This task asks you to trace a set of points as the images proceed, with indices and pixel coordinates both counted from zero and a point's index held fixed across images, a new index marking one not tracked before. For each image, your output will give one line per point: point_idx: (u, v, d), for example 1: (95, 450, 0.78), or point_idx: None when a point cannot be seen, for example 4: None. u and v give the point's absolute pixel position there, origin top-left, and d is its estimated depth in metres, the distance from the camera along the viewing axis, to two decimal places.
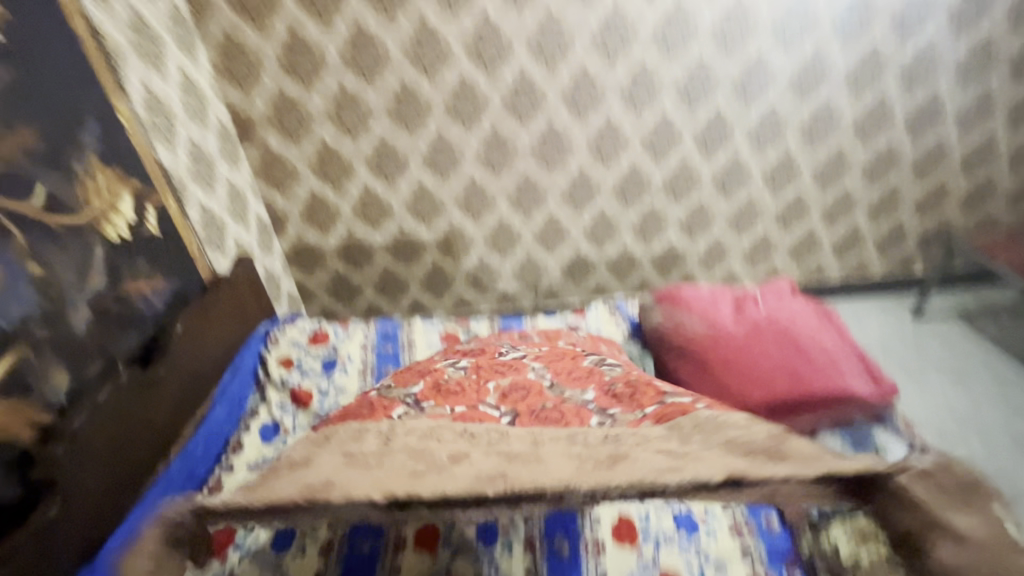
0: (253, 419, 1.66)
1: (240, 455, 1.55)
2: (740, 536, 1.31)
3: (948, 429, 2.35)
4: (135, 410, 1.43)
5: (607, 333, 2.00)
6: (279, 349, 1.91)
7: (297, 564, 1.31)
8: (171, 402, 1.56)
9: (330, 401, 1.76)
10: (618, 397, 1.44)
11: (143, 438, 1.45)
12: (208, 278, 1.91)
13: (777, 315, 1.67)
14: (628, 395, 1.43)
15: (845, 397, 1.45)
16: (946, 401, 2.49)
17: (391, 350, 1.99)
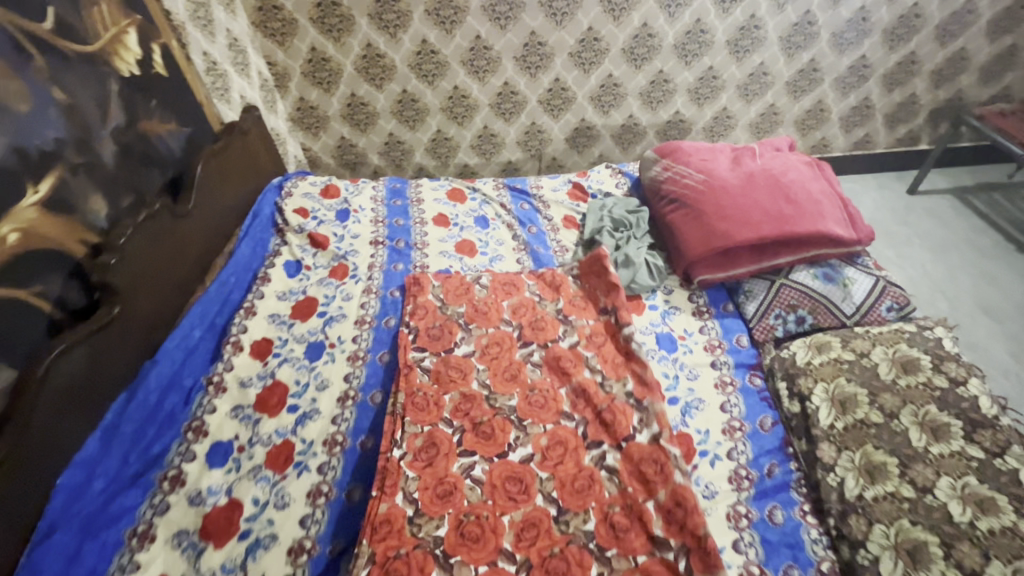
0: (276, 258, 1.81)
1: (268, 285, 1.71)
2: (713, 353, 1.51)
3: (920, 294, 2.50)
4: (173, 234, 1.57)
5: (607, 191, 2.08)
6: (294, 200, 2.01)
7: (330, 369, 1.53)
8: (201, 234, 1.69)
9: (346, 245, 1.90)
10: (615, 529, 1.17)
11: (181, 262, 1.60)
12: (217, 128, 1.96)
13: (772, 166, 1.74)
14: (623, 526, 1.17)
15: (824, 237, 1.56)
16: (923, 270, 2.61)
17: (400, 204, 2.09)
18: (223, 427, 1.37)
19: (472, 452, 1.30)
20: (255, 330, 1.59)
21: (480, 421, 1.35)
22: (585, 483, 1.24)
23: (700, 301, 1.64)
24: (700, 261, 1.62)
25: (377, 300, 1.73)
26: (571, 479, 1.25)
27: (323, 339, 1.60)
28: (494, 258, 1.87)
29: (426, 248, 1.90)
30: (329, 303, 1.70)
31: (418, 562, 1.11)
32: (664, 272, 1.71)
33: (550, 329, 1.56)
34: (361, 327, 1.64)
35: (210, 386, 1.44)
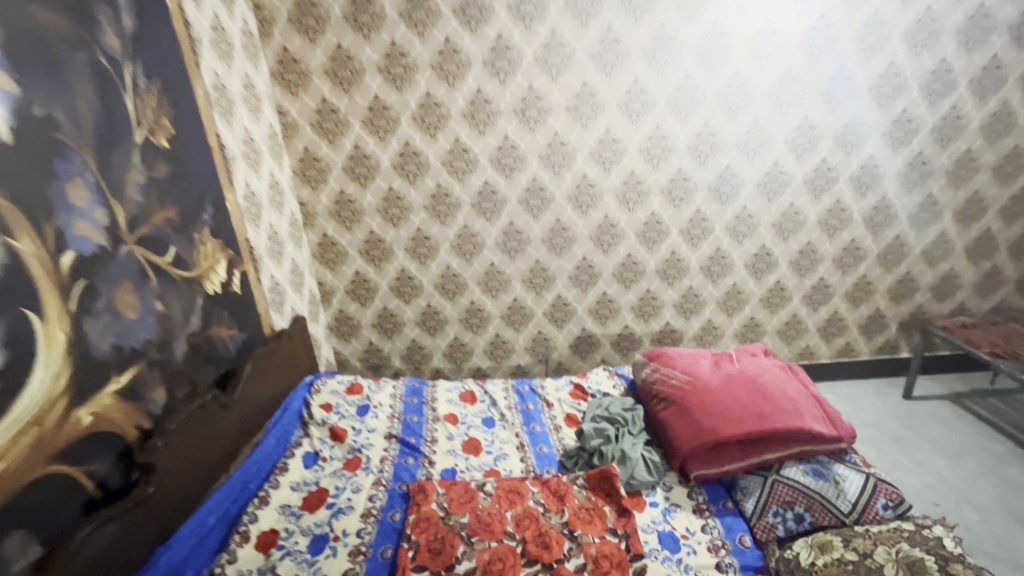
0: (297, 450, 1.94)
1: (285, 476, 1.82)
2: (717, 552, 1.49)
3: (942, 500, 2.42)
4: (212, 425, 1.75)
5: (605, 389, 2.28)
6: (322, 396, 2.25)
7: (331, 563, 1.53)
8: (235, 424, 1.86)
9: (362, 438, 2.04)
10: None
11: (213, 450, 1.74)
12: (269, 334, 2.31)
13: (748, 368, 1.95)
14: None
15: (804, 433, 1.67)
16: (939, 474, 2.57)
17: (416, 401, 2.29)
18: None
19: None
20: (264, 520, 1.65)
21: None
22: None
23: (699, 498, 1.68)
24: (693, 461, 1.71)
25: (386, 491, 1.79)
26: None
27: (327, 531, 1.63)
28: (498, 456, 1.98)
29: (436, 445, 2.03)
30: (339, 494, 1.77)
31: None
32: (661, 467, 1.78)
33: (556, 544, 1.56)
34: (366, 519, 1.68)
35: None
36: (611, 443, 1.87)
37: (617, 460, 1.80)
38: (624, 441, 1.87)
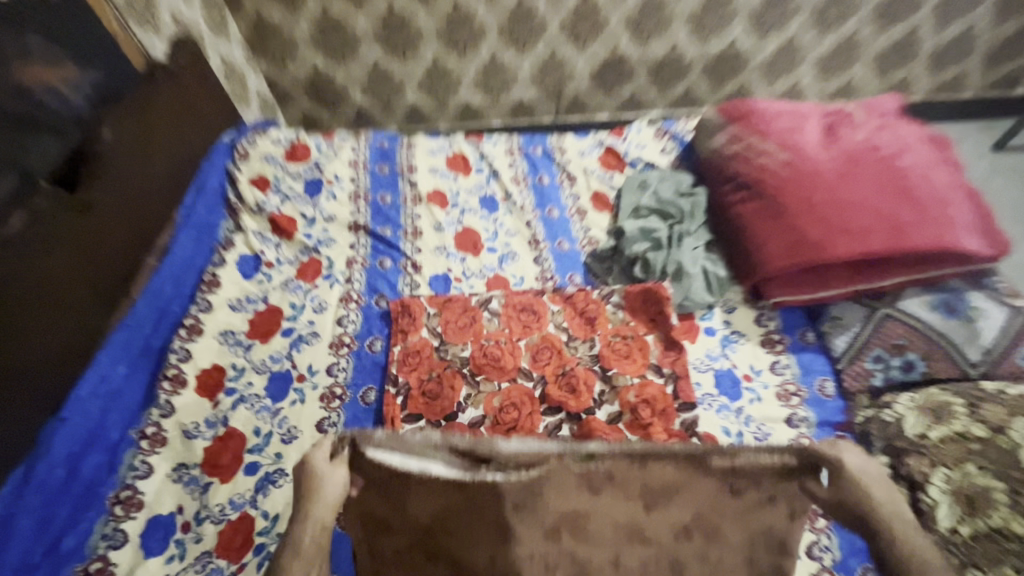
0: (228, 252, 1.40)
1: (218, 292, 1.33)
2: (787, 402, 1.18)
3: None
4: (71, 238, 1.14)
5: (650, 158, 1.64)
6: (251, 166, 1.58)
7: (300, 412, 1.20)
8: (115, 228, 1.25)
9: (318, 232, 1.49)
10: None
11: (88, 272, 1.17)
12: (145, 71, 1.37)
13: (881, 145, 1.30)
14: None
15: (950, 253, 1.16)
16: None
17: (387, 173, 1.65)
18: (163, 498, 1.09)
19: None
20: (202, 356, 1.25)
21: None
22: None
23: (771, 325, 1.28)
24: (776, 283, 1.24)
25: (359, 310, 1.36)
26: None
27: (289, 369, 1.26)
28: (505, 257, 1.48)
29: (419, 240, 1.51)
30: (297, 317, 1.33)
31: None
32: (725, 284, 1.33)
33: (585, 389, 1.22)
34: (338, 352, 1.29)
35: (143, 440, 1.12)
36: (663, 250, 1.36)
37: (670, 276, 1.32)
38: (682, 247, 1.35)
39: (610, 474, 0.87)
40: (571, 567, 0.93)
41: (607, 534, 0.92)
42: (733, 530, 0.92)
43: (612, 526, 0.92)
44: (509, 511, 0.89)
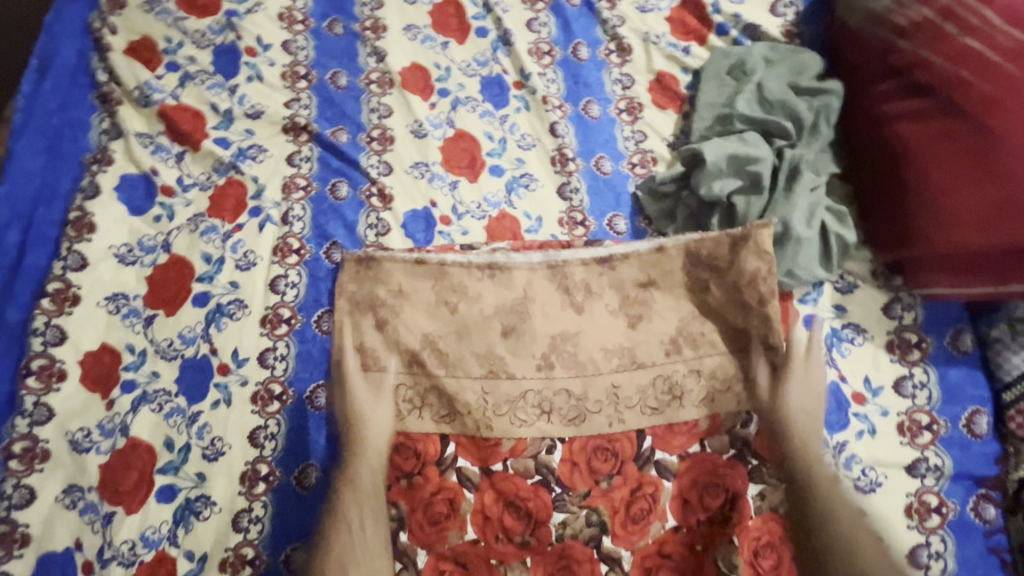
0: (105, 172, 0.96)
1: (95, 238, 0.92)
2: (913, 440, 0.82)
3: None
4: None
5: (750, 20, 1.04)
6: (130, 24, 1.04)
7: (225, 417, 0.88)
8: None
9: (236, 138, 1.00)
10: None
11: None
12: None
13: None
14: None
15: None
16: None
17: (341, 36, 1.08)
18: (53, 531, 0.82)
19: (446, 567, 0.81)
20: (84, 336, 0.89)
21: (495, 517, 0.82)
22: (644, 503, 0.82)
23: (906, 320, 0.86)
24: (942, 267, 0.80)
25: (303, 268, 0.94)
26: (622, 492, 0.82)
27: (208, 354, 0.90)
28: (515, 184, 1.00)
29: (390, 152, 1.02)
30: (214, 276, 0.93)
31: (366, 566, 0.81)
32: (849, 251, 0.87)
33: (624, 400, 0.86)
34: (275, 333, 0.91)
35: (14, 458, 0.83)
36: (760, 199, 0.87)
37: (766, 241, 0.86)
38: (793, 192, 0.86)
39: (586, 284, 0.92)
40: (563, 405, 0.87)
41: (598, 352, 0.88)
42: (716, 332, 0.88)
43: (604, 353, 0.88)
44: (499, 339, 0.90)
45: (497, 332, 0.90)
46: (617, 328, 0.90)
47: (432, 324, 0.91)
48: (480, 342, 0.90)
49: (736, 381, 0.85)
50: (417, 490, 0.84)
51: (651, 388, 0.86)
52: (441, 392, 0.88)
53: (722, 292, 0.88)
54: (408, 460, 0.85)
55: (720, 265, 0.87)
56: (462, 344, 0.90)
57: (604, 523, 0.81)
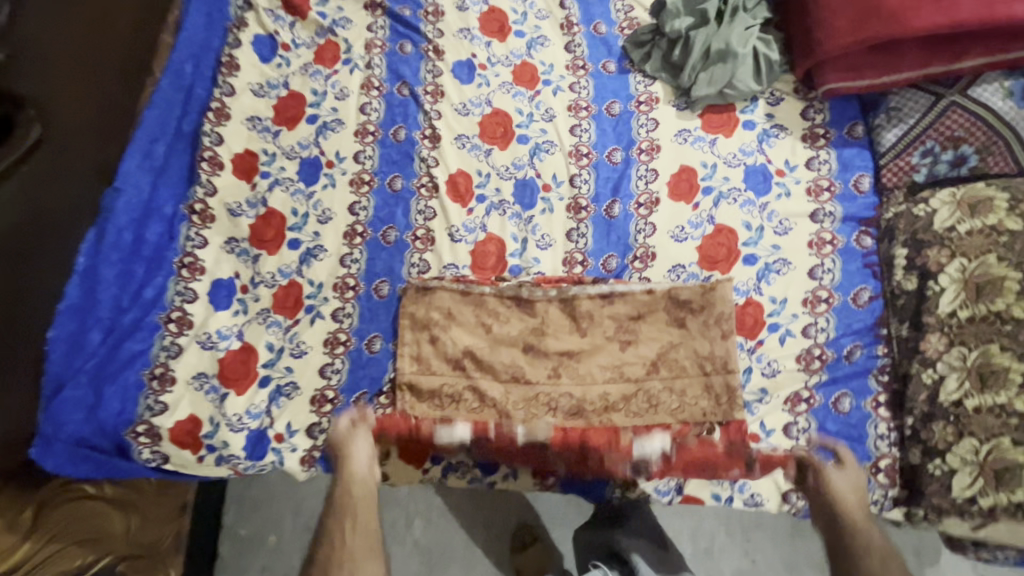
0: (242, 32, 1.34)
1: (237, 76, 1.30)
2: (817, 195, 1.16)
3: None
4: (78, 21, 1.07)
5: None
6: None
7: (331, 195, 1.26)
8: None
9: (332, 11, 1.37)
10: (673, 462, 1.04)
11: (109, 64, 1.15)
12: None
13: None
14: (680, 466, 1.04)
15: None
16: None
17: None
18: (221, 265, 1.22)
19: (448, 433, 1.09)
20: (234, 141, 1.28)
21: (499, 448, 1.08)
22: (617, 448, 1.05)
23: (818, 119, 1.19)
24: (831, 66, 1.13)
25: (383, 98, 1.31)
26: (602, 442, 1.06)
27: (318, 155, 1.28)
28: (534, 42, 1.35)
29: (442, 21, 1.37)
30: (320, 104, 1.31)
31: (391, 421, 1.11)
32: (777, 70, 1.21)
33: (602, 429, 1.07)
34: (364, 140, 1.28)
35: (194, 215, 1.22)
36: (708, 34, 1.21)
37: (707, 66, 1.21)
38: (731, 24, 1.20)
39: (590, 314, 1.15)
40: (565, 404, 1.09)
41: (597, 372, 1.11)
42: (688, 360, 1.10)
43: (601, 370, 1.11)
44: (522, 357, 1.14)
45: (522, 347, 1.14)
46: (615, 350, 1.13)
47: (456, 354, 1.15)
48: (506, 356, 1.14)
49: (702, 398, 1.08)
50: (431, 412, 1.12)
51: (634, 398, 1.09)
52: (473, 390, 1.12)
53: (697, 327, 1.12)
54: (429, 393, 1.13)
55: (695, 306, 1.12)
56: (494, 354, 1.14)
57: (589, 448, 1.06)
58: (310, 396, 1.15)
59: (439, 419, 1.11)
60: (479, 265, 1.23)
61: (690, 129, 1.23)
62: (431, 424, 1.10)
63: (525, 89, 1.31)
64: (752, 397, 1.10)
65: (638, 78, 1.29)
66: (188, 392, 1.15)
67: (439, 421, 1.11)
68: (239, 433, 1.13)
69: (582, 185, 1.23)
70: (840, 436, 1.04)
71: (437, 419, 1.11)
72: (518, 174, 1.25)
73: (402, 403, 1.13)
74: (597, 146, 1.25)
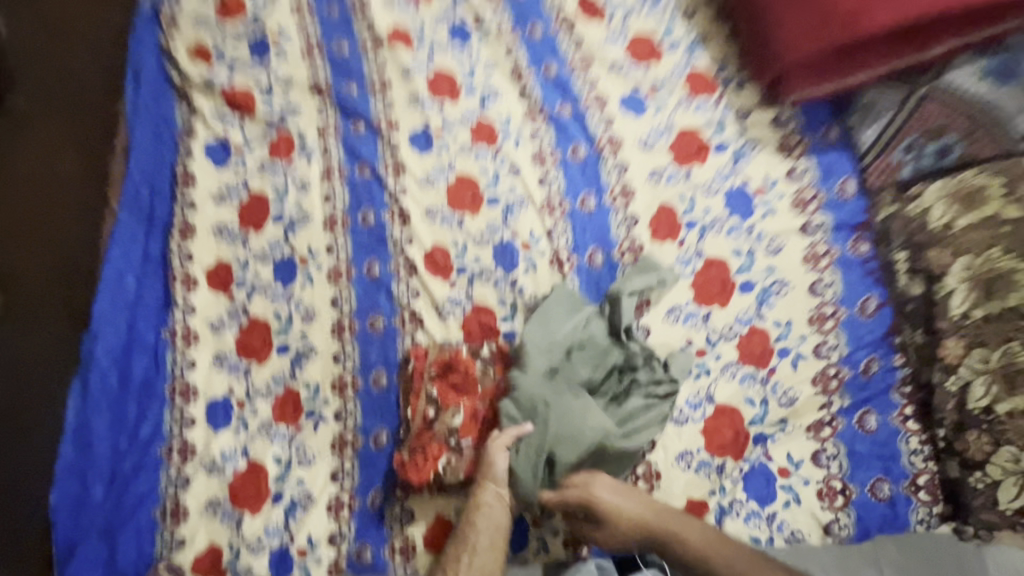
0: (192, 140, 1.30)
1: (196, 189, 1.27)
2: (803, 210, 1.11)
3: None
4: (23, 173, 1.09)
5: None
6: (183, 34, 1.36)
7: (311, 293, 1.23)
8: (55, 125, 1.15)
9: (278, 102, 1.34)
10: None
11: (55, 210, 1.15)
12: None
13: None
14: None
15: (1011, 3, 0.96)
16: None
17: (337, 12, 1.40)
18: (214, 384, 1.18)
19: (464, 407, 1.12)
20: (205, 255, 1.24)
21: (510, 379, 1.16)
22: None
23: (791, 126, 1.14)
24: (800, 77, 1.07)
25: (345, 183, 1.28)
26: None
27: (289, 254, 1.25)
28: (487, 97, 1.32)
29: (389, 93, 1.34)
30: (283, 199, 1.28)
31: (424, 350, 1.17)
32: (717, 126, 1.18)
33: None
34: (333, 231, 1.25)
35: (177, 339, 1.19)
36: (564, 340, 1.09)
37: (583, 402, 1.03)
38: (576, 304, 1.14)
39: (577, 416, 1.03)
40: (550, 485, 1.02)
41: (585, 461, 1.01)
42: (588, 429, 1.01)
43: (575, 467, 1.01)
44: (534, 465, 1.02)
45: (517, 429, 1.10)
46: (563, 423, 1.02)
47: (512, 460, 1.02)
48: None
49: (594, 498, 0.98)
50: (453, 375, 1.14)
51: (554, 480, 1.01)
52: (456, 452, 1.10)
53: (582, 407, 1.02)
54: (452, 358, 1.15)
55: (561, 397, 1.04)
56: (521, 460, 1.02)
57: None
58: (326, 503, 1.13)
59: (456, 379, 1.14)
60: (472, 336, 1.19)
61: (662, 168, 1.19)
62: (447, 384, 1.13)
63: (486, 147, 1.27)
64: (772, 429, 1.05)
65: (595, 118, 1.25)
66: (202, 523, 1.11)
67: (458, 385, 1.14)
68: (261, 554, 1.10)
69: (560, 238, 1.19)
70: (871, 457, 1.00)
71: (458, 392, 1.13)
72: (495, 237, 1.21)
73: (410, 350, 1.18)
74: (569, 194, 1.21)
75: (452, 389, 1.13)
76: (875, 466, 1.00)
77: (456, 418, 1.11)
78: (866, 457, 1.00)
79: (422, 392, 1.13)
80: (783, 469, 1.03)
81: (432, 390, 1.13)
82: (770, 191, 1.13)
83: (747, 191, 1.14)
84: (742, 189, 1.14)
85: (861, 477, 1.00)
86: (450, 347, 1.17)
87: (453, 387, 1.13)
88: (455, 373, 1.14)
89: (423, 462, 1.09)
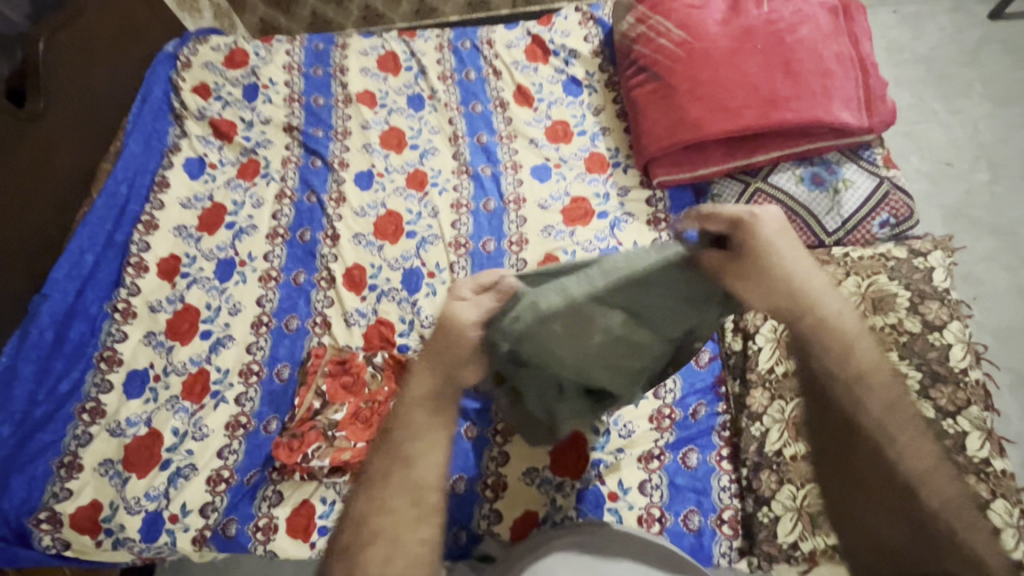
0: (176, 155, 1.57)
1: (168, 193, 1.51)
2: None
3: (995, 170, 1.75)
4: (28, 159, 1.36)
5: (572, 47, 1.67)
6: (192, 74, 1.68)
7: (242, 290, 1.42)
8: (64, 128, 1.44)
9: (256, 135, 1.61)
10: None
11: (44, 193, 1.40)
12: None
13: (779, 17, 1.28)
14: None
15: (820, 127, 1.23)
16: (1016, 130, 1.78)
17: (321, 74, 1.71)
18: (138, 356, 1.34)
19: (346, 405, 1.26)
20: (160, 248, 1.45)
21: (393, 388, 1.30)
22: None
23: (660, 206, 1.38)
24: (661, 163, 1.33)
25: (293, 205, 1.51)
26: None
27: (232, 256, 1.45)
28: (426, 153, 1.58)
29: (348, 140, 1.61)
30: (239, 211, 1.51)
31: (322, 351, 1.32)
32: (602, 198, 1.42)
33: None
34: (274, 242, 1.47)
35: (116, 313, 1.37)
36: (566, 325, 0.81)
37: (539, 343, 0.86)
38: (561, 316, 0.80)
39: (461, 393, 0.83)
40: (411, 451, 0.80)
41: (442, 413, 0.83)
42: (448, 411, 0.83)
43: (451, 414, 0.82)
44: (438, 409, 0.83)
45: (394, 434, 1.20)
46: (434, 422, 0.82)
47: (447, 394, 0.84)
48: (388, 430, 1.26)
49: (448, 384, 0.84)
50: (342, 376, 1.29)
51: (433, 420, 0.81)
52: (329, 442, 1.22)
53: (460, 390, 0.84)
54: (345, 361, 1.30)
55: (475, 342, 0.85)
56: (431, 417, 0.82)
57: None
58: (206, 476, 1.23)
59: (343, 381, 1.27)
60: (370, 345, 1.35)
61: (553, 225, 1.41)
62: (334, 384, 1.28)
63: (416, 191, 1.52)
64: (609, 456, 1.18)
65: (508, 180, 1.50)
66: (93, 479, 1.21)
67: (344, 386, 1.28)
68: (135, 515, 1.19)
69: (460, 270, 1.39)
70: (688, 489, 1.12)
71: (344, 391, 1.27)
72: (406, 264, 1.42)
73: (313, 349, 1.34)
74: (474, 236, 1.43)
75: (339, 388, 1.27)
76: (690, 498, 1.11)
77: (338, 414, 1.25)
78: (683, 488, 1.12)
79: (312, 386, 1.28)
80: (613, 493, 1.15)
81: (322, 385, 1.28)
82: (637, 255, 1.35)
83: (618, 252, 1.35)
84: (615, 250, 1.36)
85: (676, 506, 1.11)
86: (349, 351, 1.33)
87: (340, 387, 1.27)
88: (344, 373, 1.29)
89: (298, 445, 1.21)
